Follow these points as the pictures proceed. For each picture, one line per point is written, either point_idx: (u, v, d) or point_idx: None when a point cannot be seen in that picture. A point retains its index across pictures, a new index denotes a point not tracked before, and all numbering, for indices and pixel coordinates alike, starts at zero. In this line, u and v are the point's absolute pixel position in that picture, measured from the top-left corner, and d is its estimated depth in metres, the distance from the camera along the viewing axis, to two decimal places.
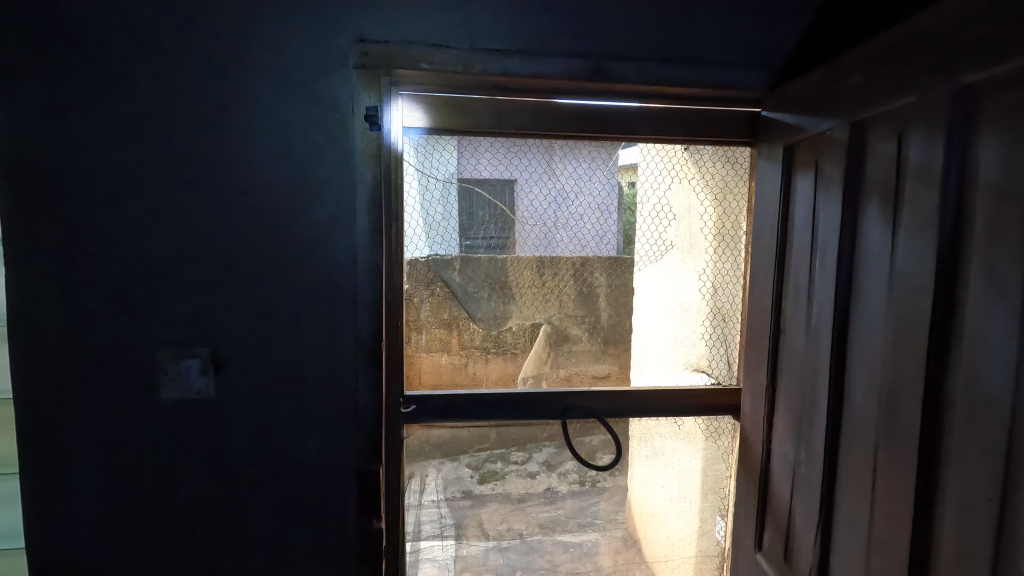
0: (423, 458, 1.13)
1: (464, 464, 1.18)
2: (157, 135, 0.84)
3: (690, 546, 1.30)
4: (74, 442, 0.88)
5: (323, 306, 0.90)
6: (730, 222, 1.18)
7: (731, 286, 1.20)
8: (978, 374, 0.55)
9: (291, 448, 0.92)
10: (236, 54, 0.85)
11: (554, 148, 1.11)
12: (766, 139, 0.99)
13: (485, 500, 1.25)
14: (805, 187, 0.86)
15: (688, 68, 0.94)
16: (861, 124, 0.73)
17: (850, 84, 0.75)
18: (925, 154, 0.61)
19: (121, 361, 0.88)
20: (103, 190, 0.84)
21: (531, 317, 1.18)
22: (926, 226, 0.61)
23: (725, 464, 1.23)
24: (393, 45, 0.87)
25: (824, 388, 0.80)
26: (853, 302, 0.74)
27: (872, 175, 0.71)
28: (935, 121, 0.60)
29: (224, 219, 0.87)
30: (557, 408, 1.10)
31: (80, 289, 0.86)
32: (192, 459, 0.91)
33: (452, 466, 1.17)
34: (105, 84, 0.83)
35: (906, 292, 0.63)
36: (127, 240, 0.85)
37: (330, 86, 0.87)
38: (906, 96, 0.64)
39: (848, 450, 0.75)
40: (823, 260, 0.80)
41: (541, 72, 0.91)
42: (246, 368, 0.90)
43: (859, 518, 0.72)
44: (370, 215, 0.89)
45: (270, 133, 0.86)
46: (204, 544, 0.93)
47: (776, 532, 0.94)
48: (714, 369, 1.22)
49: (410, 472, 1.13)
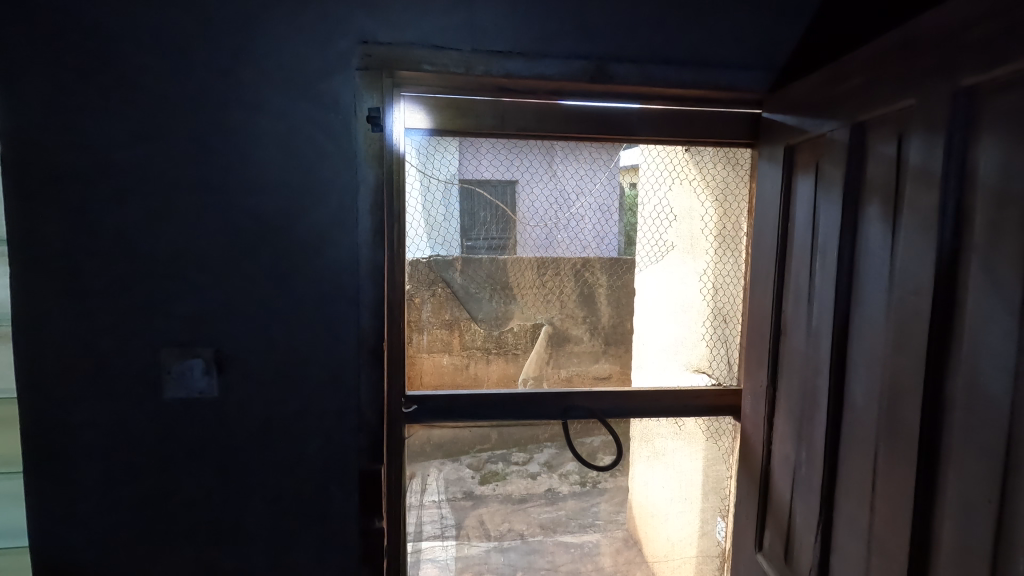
0: (424, 458, 1.13)
1: (465, 464, 1.18)
2: (161, 136, 0.85)
3: (691, 547, 1.31)
4: (76, 440, 0.89)
5: (325, 307, 0.91)
6: (730, 223, 1.19)
7: (732, 288, 1.21)
8: (977, 374, 0.55)
9: (293, 447, 0.93)
10: (239, 55, 0.85)
11: (555, 149, 1.12)
12: (766, 140, 1.00)
13: (485, 500, 1.24)
14: (806, 188, 0.86)
15: (690, 69, 0.94)
16: (861, 125, 0.74)
17: (851, 85, 0.75)
18: (925, 156, 0.61)
19: (123, 360, 0.88)
20: (106, 190, 0.85)
21: (533, 317, 1.18)
22: (926, 228, 0.61)
23: (725, 465, 1.25)
24: (396, 46, 0.88)
25: (824, 388, 0.80)
26: (853, 303, 0.74)
27: (873, 176, 0.71)
28: (935, 122, 0.60)
29: (227, 220, 0.87)
30: (558, 408, 1.11)
31: (84, 289, 0.86)
32: (195, 458, 0.91)
33: (452, 466, 1.18)
34: (110, 86, 0.83)
35: (906, 292, 0.64)
36: (130, 241, 0.86)
37: (333, 88, 0.87)
38: (906, 98, 0.65)
39: (849, 450, 0.75)
40: (823, 260, 0.80)
41: (542, 73, 0.92)
42: (248, 368, 0.90)
43: (859, 517, 0.72)
44: (372, 216, 0.90)
45: (273, 133, 0.87)
46: (204, 542, 0.93)
47: (777, 532, 0.94)
48: (715, 369, 1.23)
49: (411, 472, 1.15)
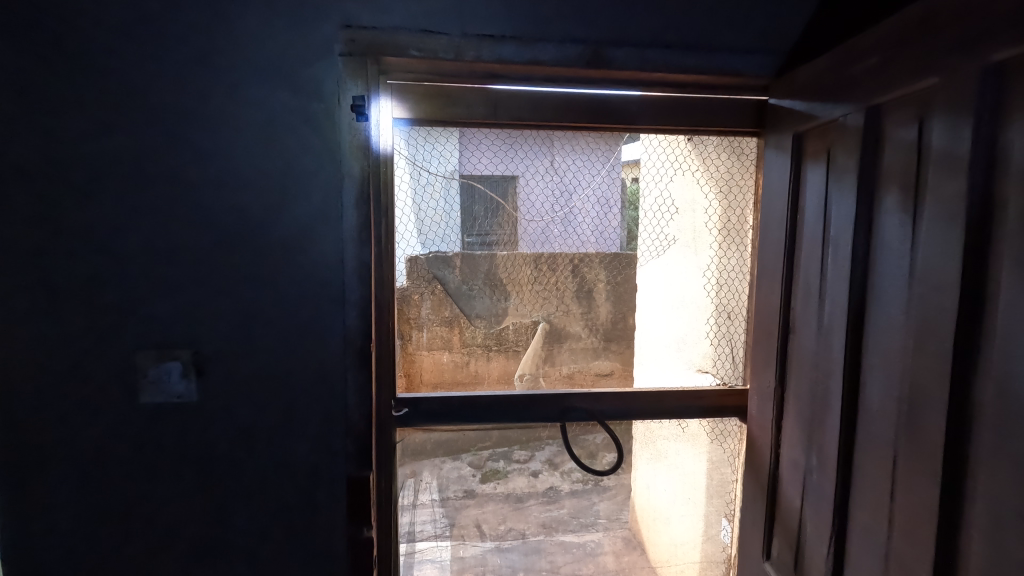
0: (424, 456, 1.09)
1: (466, 462, 1.15)
2: (134, 128, 0.80)
3: (696, 550, 1.27)
4: (49, 448, 0.85)
5: (309, 308, 0.86)
6: (735, 215, 1.14)
7: (737, 282, 1.15)
8: (1010, 378, 0.50)
9: (278, 453, 0.89)
10: (213, 41, 0.80)
11: (553, 139, 1.07)
12: (773, 128, 0.95)
13: (485, 498, 1.23)
14: (817, 178, 0.81)
15: (692, 53, 0.89)
16: (877, 108, 0.69)
17: (866, 66, 0.70)
18: (950, 140, 0.56)
19: (97, 363, 0.84)
20: (74, 184, 0.80)
21: (529, 314, 1.14)
22: (951, 218, 0.56)
23: (730, 467, 1.19)
24: (381, 31, 0.83)
25: (837, 390, 0.75)
26: (870, 298, 0.69)
27: (889, 163, 0.66)
28: (961, 102, 0.55)
29: (205, 217, 0.83)
30: (556, 409, 1.05)
31: (53, 289, 0.82)
32: (176, 466, 0.87)
33: (452, 465, 1.13)
34: (80, 75, 0.79)
35: (928, 288, 0.59)
36: (101, 237, 0.81)
37: (316, 75, 0.82)
38: (928, 77, 0.60)
39: (864, 457, 0.70)
40: (835, 255, 0.75)
41: (537, 58, 0.87)
42: (229, 371, 0.86)
43: (874, 529, 0.68)
44: (358, 211, 0.85)
45: (251, 125, 0.82)
46: (186, 550, 0.89)
47: (786, 540, 0.90)
48: (720, 370, 1.18)
49: (412, 471, 1.09)
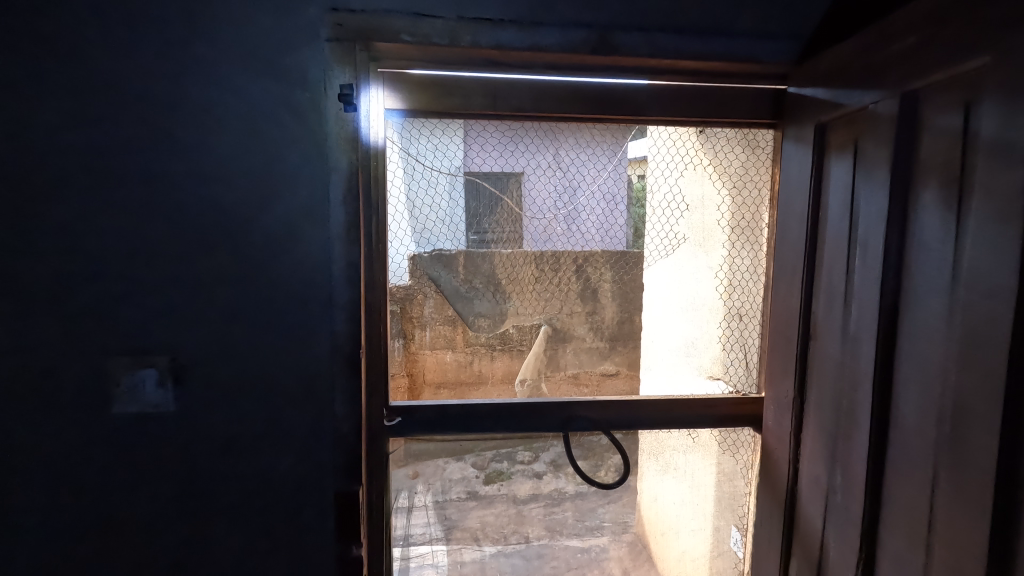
0: (429, 456, 1.02)
1: (470, 463, 1.09)
2: (105, 119, 0.75)
3: (705, 567, 1.20)
4: (19, 460, 0.80)
5: (295, 312, 0.81)
6: (749, 214, 1.06)
7: (750, 283, 1.05)
8: None
9: (261, 465, 0.83)
10: (190, 26, 0.75)
11: (558, 131, 1.00)
12: (793, 119, 0.88)
13: (491, 500, 1.18)
14: (842, 172, 0.74)
15: (707, 38, 0.82)
16: (915, 93, 0.62)
17: (901, 48, 0.63)
18: (1004, 127, 0.50)
19: (70, 371, 0.79)
20: (43, 179, 0.75)
21: (531, 317, 1.10)
22: (1006, 215, 0.49)
23: (742, 479, 1.12)
24: (371, 14, 0.77)
25: (865, 405, 0.68)
26: (904, 304, 0.63)
27: (928, 154, 0.59)
28: (1019, 83, 0.48)
29: (182, 215, 0.77)
30: (560, 418, 0.99)
31: (22, 291, 0.77)
32: (153, 479, 0.82)
33: (457, 464, 1.07)
34: (48, 63, 0.73)
35: (977, 293, 0.52)
36: (73, 236, 0.76)
37: (301, 62, 0.77)
38: (977, 57, 0.53)
39: (897, 478, 0.64)
40: (864, 256, 0.69)
41: (538, 44, 0.80)
42: (209, 379, 0.81)
43: (910, 559, 0.62)
44: (346, 207, 0.79)
45: (232, 116, 0.76)
46: (165, 567, 0.84)
47: (805, 562, 0.83)
48: (731, 377, 1.10)
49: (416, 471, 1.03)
